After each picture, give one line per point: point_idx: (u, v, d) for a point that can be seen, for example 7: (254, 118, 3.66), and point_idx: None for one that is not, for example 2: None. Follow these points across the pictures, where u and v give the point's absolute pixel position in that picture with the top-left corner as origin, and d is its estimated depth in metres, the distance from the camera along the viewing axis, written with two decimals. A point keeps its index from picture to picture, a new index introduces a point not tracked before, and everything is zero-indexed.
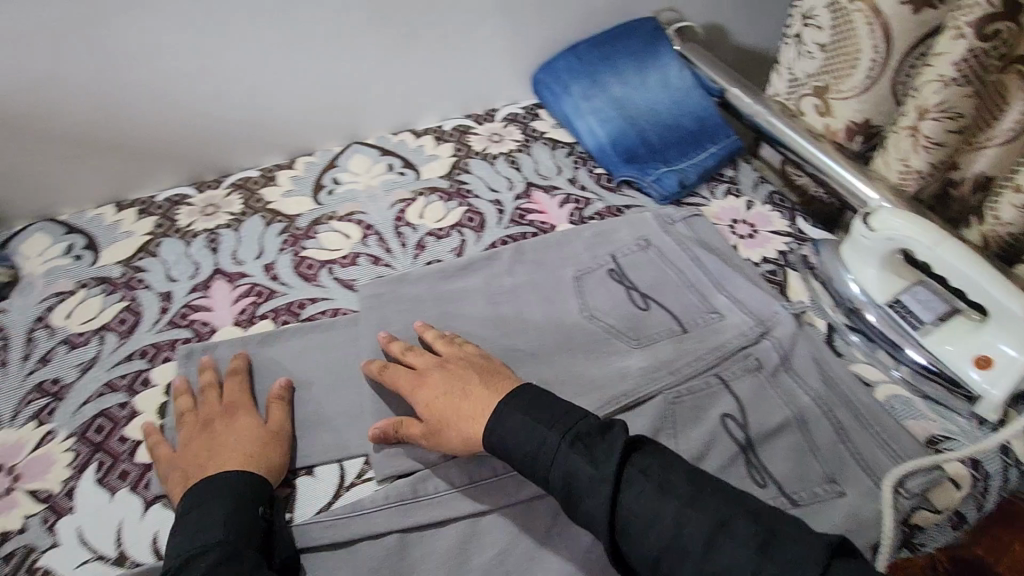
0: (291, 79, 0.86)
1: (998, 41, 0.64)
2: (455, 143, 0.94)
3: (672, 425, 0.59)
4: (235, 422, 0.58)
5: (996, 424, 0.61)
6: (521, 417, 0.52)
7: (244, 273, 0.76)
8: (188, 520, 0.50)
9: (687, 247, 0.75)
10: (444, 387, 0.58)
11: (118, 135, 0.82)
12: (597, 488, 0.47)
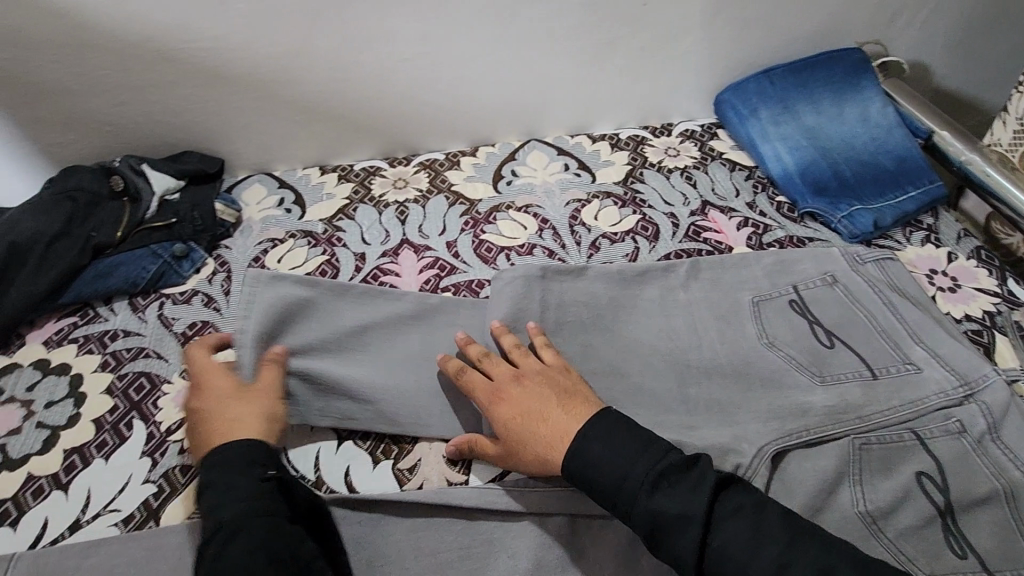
0: (498, 70, 0.90)
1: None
2: (631, 152, 0.95)
3: (869, 466, 0.57)
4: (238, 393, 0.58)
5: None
6: (615, 448, 0.51)
7: (429, 246, 0.81)
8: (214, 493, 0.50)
9: (880, 289, 0.71)
10: (530, 399, 0.56)
11: (337, 107, 0.90)
12: (685, 526, 0.47)
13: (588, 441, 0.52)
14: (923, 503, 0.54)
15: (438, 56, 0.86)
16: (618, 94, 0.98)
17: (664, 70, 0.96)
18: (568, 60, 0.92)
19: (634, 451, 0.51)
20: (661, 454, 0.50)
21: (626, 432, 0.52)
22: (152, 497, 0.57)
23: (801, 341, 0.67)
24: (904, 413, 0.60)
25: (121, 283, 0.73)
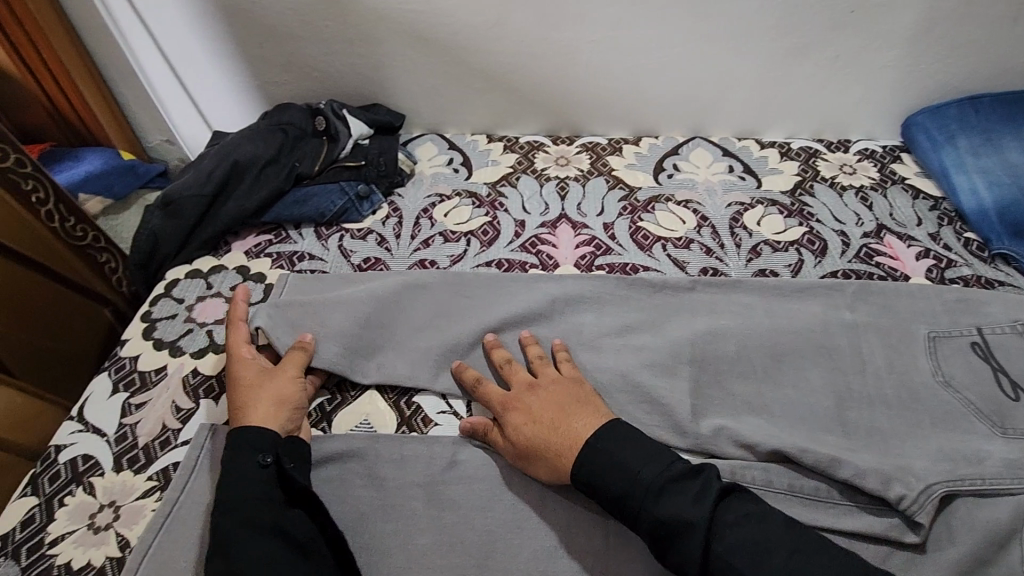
0: (680, 63, 0.90)
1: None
2: (802, 164, 0.92)
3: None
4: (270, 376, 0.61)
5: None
6: (625, 453, 0.52)
7: (586, 224, 0.83)
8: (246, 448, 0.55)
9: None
10: (539, 406, 0.58)
11: (517, 80, 0.94)
12: (689, 529, 0.48)
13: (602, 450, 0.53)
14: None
15: (625, 42, 0.88)
16: (798, 102, 0.94)
17: (855, 83, 0.91)
18: (754, 62, 0.89)
19: (636, 453, 0.52)
20: (665, 460, 0.52)
21: (629, 438, 0.54)
22: (326, 402, 0.64)
23: (983, 385, 0.61)
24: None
25: (311, 211, 0.82)
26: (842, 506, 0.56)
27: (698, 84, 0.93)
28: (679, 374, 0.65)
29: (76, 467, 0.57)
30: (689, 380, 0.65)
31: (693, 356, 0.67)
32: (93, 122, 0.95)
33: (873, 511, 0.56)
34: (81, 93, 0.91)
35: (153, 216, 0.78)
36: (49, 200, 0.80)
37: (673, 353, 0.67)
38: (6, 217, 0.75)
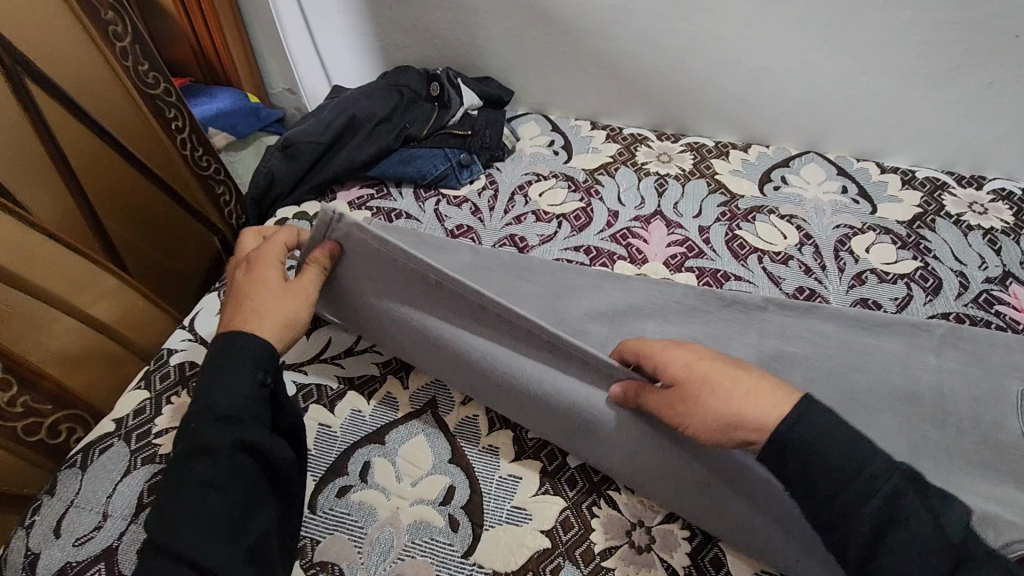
0: (807, 70, 0.86)
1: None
2: (925, 195, 0.85)
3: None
4: (291, 295, 0.55)
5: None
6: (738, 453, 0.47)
7: (681, 225, 0.81)
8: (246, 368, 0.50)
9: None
10: (705, 363, 0.50)
11: (632, 71, 0.93)
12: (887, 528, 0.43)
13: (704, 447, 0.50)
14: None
15: (751, 44, 0.85)
16: (932, 129, 0.87)
17: (1003, 117, 0.84)
18: (890, 81, 0.84)
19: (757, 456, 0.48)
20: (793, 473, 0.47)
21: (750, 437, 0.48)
22: None
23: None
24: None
25: (414, 172, 0.85)
26: None
27: (823, 95, 0.88)
28: None
29: (184, 371, 0.63)
30: None
31: (777, 375, 0.64)
32: (231, 65, 1.02)
33: None
34: (225, 36, 0.98)
35: (273, 157, 0.85)
36: (186, 129, 0.88)
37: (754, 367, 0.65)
38: (151, 139, 0.84)
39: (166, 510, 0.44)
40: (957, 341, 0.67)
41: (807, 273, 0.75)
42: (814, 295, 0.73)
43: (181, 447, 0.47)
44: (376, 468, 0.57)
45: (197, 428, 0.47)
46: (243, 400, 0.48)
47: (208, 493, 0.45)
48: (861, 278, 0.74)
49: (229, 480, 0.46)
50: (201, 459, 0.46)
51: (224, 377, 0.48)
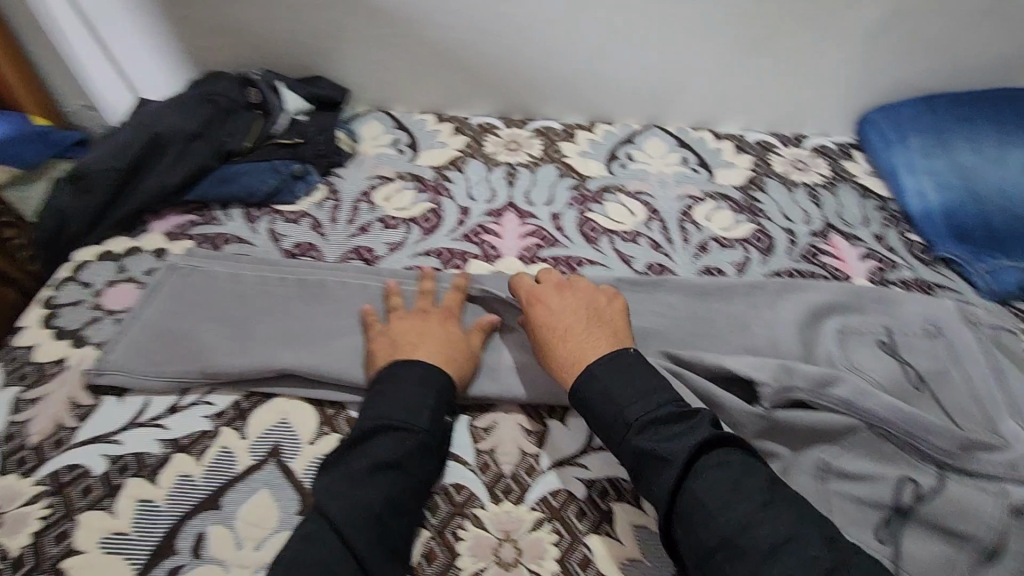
0: (637, 47, 0.87)
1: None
2: (755, 158, 0.90)
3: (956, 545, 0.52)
4: (453, 328, 0.61)
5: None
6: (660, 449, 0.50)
7: (533, 214, 0.80)
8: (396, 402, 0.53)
9: (991, 353, 0.64)
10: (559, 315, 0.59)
11: (470, 60, 0.90)
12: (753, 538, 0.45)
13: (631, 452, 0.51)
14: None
15: (581, 23, 0.84)
16: (755, 95, 0.92)
17: (811, 78, 0.90)
18: (712, 51, 0.87)
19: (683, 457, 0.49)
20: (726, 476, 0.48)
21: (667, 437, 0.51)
22: (243, 398, 0.60)
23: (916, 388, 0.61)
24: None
25: (240, 190, 0.76)
26: None
27: (656, 70, 0.90)
28: None
29: None
30: None
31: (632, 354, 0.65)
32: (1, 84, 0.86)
33: None
34: None
35: (63, 191, 0.73)
36: None
37: None
38: None
39: (346, 512, 0.47)
40: (791, 293, 0.71)
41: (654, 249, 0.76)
42: (662, 269, 0.74)
43: (360, 457, 0.50)
44: (212, 537, 0.51)
45: (387, 443, 0.51)
46: (432, 430, 0.53)
47: (388, 505, 0.48)
48: (704, 246, 0.77)
49: (368, 505, 0.48)
50: (386, 471, 0.50)
51: (404, 397, 0.53)
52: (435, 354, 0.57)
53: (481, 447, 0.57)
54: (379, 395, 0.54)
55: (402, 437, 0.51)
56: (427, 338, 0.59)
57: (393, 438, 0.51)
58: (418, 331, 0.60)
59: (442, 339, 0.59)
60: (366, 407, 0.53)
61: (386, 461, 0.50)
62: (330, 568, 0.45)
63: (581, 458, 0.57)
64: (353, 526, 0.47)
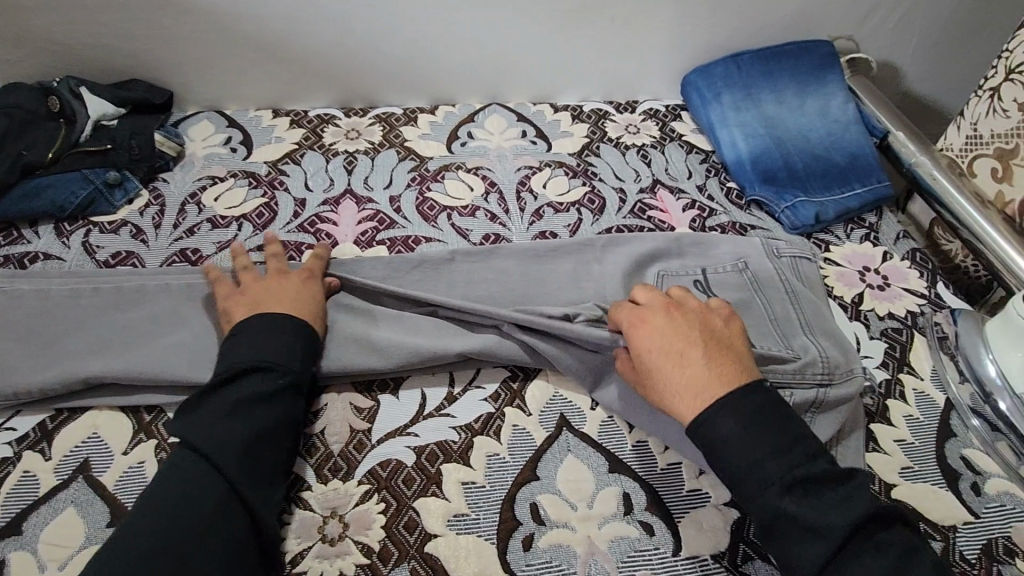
0: (462, 27, 0.89)
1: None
2: (591, 125, 0.95)
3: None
4: (308, 285, 0.63)
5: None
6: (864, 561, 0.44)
7: (372, 199, 0.80)
8: (264, 343, 0.54)
9: (786, 278, 0.70)
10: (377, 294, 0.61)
11: (297, 52, 0.88)
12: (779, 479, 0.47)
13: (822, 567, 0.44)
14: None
15: (401, 5, 0.85)
16: (585, 66, 0.96)
17: (635, 46, 0.95)
18: (536, 25, 0.90)
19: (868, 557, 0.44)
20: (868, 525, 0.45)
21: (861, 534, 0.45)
22: (50, 418, 0.57)
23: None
24: (812, 388, 0.59)
25: (46, 205, 0.72)
26: (591, 441, 0.58)
27: (486, 49, 0.92)
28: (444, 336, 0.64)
29: None
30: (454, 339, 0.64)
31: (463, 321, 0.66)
32: None
33: (614, 443, 0.58)
34: None
35: None
36: None
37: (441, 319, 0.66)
38: None
39: (225, 445, 0.48)
40: (618, 246, 0.74)
41: (491, 221, 0.79)
42: (498, 238, 0.77)
43: (230, 395, 0.51)
44: (11, 565, 0.48)
45: (258, 381, 0.52)
46: (303, 370, 0.55)
47: (262, 437, 0.50)
48: (541, 213, 0.80)
49: (248, 441, 0.49)
50: (258, 406, 0.51)
51: (272, 341, 0.55)
52: (292, 303, 0.60)
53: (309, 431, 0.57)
54: (245, 341, 0.55)
55: (276, 373, 0.53)
56: (286, 292, 0.61)
57: (266, 377, 0.52)
58: (278, 286, 0.61)
59: (299, 294, 0.61)
60: (229, 354, 0.54)
61: (258, 397, 0.51)
62: (213, 497, 0.46)
63: (412, 427, 0.58)
64: (236, 463, 0.47)
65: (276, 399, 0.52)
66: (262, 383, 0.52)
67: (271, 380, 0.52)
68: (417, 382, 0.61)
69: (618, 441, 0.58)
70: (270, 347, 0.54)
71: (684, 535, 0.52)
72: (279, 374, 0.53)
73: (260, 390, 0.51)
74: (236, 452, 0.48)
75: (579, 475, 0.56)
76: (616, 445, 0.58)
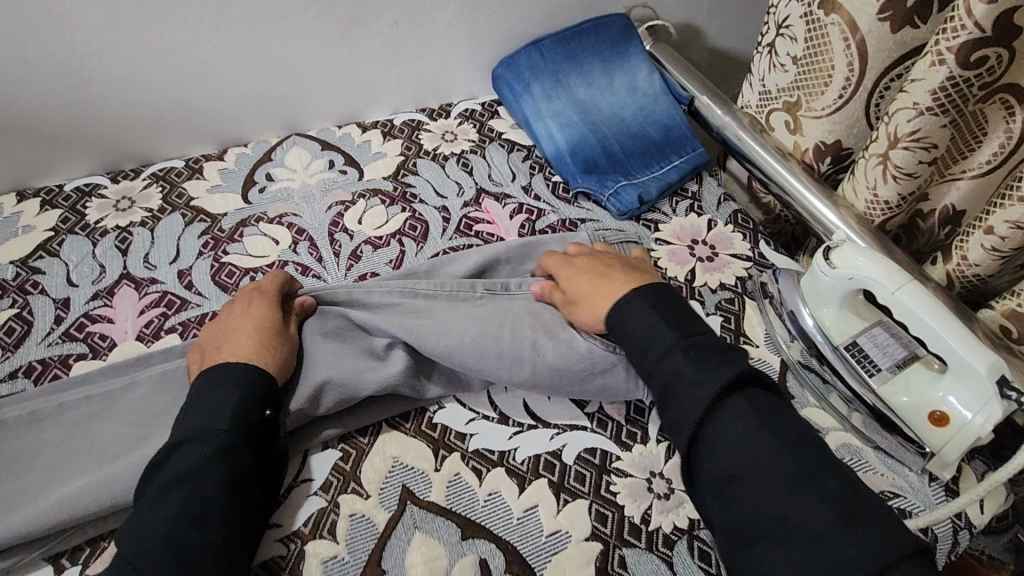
0: (226, 58, 0.77)
1: (984, 68, 0.53)
2: (405, 141, 0.87)
3: (605, 477, 0.55)
4: (247, 315, 0.58)
5: (949, 483, 0.55)
6: (788, 469, 0.45)
7: (155, 279, 0.68)
8: (199, 403, 0.50)
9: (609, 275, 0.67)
10: (229, 328, 0.57)
11: (26, 120, 0.73)
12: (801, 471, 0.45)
13: (741, 473, 0.46)
14: (649, 506, 0.54)
15: (140, 47, 0.72)
16: (384, 76, 0.88)
17: (433, 47, 0.88)
18: (314, 42, 0.80)
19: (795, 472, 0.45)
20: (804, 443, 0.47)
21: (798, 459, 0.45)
22: None
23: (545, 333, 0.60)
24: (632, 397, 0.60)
25: None
26: (439, 510, 0.53)
27: (264, 77, 0.81)
28: None
29: None
30: None
31: None
32: None
33: (462, 505, 0.53)
34: None
35: None
36: None
37: None
38: None
39: (142, 543, 0.43)
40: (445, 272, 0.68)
41: (304, 275, 0.70)
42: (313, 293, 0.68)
43: (159, 480, 0.46)
44: None
45: (179, 459, 0.47)
46: (233, 432, 0.49)
47: (180, 523, 0.44)
48: (360, 252, 0.73)
49: (169, 522, 0.44)
50: (180, 488, 0.45)
51: (197, 407, 0.50)
52: (235, 339, 0.56)
53: None
54: (185, 407, 0.51)
55: (206, 442, 0.48)
56: (227, 338, 0.56)
57: (190, 448, 0.47)
58: (219, 331, 0.57)
59: (242, 326, 0.57)
60: (179, 420, 0.50)
61: (184, 471, 0.46)
62: None
63: None
64: (150, 553, 0.43)
65: (209, 471, 0.46)
66: (192, 459, 0.47)
67: (201, 446, 0.47)
68: None
69: (467, 499, 0.53)
70: (204, 411, 0.49)
71: None
72: (206, 444, 0.47)
73: (188, 461, 0.47)
74: (151, 540, 0.43)
75: (428, 553, 0.50)
76: (466, 507, 0.53)
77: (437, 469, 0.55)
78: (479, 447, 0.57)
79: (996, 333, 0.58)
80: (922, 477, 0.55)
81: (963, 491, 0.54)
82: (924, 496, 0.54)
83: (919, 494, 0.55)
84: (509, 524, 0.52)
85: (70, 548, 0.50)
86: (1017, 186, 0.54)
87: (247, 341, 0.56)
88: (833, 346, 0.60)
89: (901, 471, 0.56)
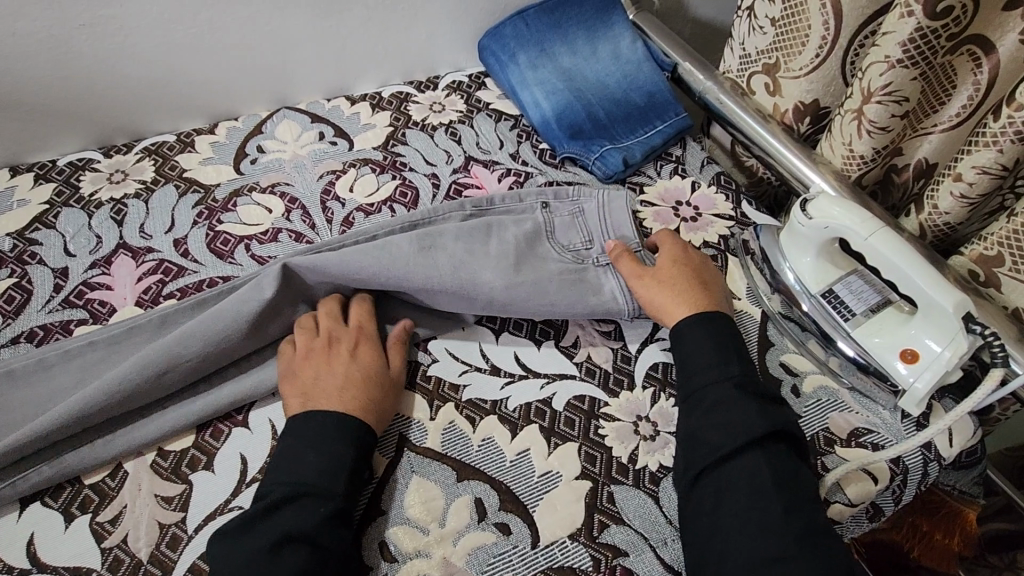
0: (214, 31, 0.78)
1: (950, 19, 0.55)
2: (393, 112, 0.88)
3: (593, 422, 0.58)
4: (347, 362, 0.55)
5: (919, 418, 0.58)
6: (778, 517, 0.46)
7: (151, 248, 0.70)
8: (308, 460, 0.49)
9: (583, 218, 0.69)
10: (326, 373, 0.55)
11: (16, 94, 0.74)
12: (762, 504, 0.47)
13: (730, 501, 0.48)
14: (635, 446, 0.56)
15: (129, 21, 0.73)
16: (370, 49, 0.89)
17: (419, 19, 0.88)
18: (301, 15, 0.81)
19: (795, 539, 0.45)
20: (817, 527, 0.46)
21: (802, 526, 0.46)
22: None
23: (532, 290, 0.62)
24: (618, 348, 0.63)
25: None
26: (434, 456, 0.55)
27: (253, 51, 0.82)
28: (249, 386, 0.57)
29: None
30: (264, 385, 0.57)
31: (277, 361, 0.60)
32: None
33: (457, 449, 0.55)
34: None
35: None
36: None
37: (246, 365, 0.59)
38: None
39: None
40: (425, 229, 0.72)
41: (298, 241, 0.72)
42: None
43: (265, 533, 0.45)
44: None
45: (293, 511, 0.47)
46: (348, 496, 0.49)
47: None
48: (353, 218, 0.74)
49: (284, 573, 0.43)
50: (292, 547, 0.44)
51: (310, 459, 0.50)
52: (337, 389, 0.54)
53: (107, 544, 0.50)
54: (287, 452, 0.50)
55: (317, 494, 0.48)
56: (327, 383, 0.54)
57: (303, 504, 0.47)
58: (314, 371, 0.55)
59: (343, 378, 0.54)
60: (274, 471, 0.49)
61: (294, 524, 0.46)
62: None
63: (236, 500, 0.52)
64: None
65: (330, 530, 0.47)
66: (309, 511, 0.47)
67: (319, 505, 0.47)
68: (230, 446, 0.55)
69: (462, 443, 0.56)
70: (317, 469, 0.49)
71: (541, 523, 0.52)
72: (318, 495, 0.48)
73: (302, 514, 0.46)
74: None
75: (426, 492, 0.53)
76: (460, 451, 0.55)
77: (431, 419, 0.57)
78: (471, 397, 0.59)
79: (965, 278, 0.61)
80: (893, 415, 0.59)
81: (932, 424, 0.58)
82: (896, 431, 0.58)
83: (891, 429, 0.58)
84: (503, 466, 0.54)
85: (77, 500, 0.52)
86: (983, 133, 0.56)
87: (349, 390, 0.54)
88: (811, 294, 0.62)
89: (874, 408, 0.59)
